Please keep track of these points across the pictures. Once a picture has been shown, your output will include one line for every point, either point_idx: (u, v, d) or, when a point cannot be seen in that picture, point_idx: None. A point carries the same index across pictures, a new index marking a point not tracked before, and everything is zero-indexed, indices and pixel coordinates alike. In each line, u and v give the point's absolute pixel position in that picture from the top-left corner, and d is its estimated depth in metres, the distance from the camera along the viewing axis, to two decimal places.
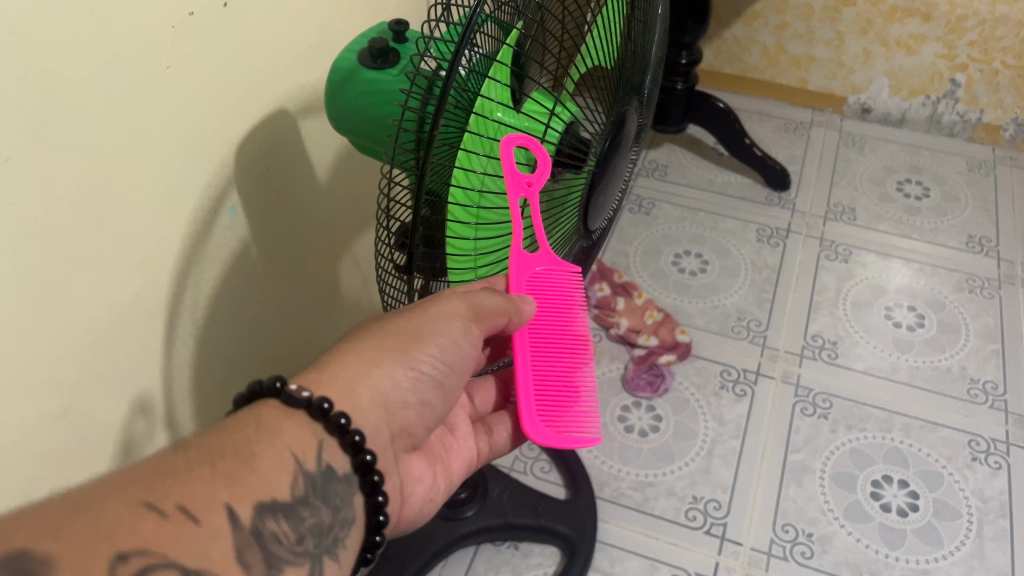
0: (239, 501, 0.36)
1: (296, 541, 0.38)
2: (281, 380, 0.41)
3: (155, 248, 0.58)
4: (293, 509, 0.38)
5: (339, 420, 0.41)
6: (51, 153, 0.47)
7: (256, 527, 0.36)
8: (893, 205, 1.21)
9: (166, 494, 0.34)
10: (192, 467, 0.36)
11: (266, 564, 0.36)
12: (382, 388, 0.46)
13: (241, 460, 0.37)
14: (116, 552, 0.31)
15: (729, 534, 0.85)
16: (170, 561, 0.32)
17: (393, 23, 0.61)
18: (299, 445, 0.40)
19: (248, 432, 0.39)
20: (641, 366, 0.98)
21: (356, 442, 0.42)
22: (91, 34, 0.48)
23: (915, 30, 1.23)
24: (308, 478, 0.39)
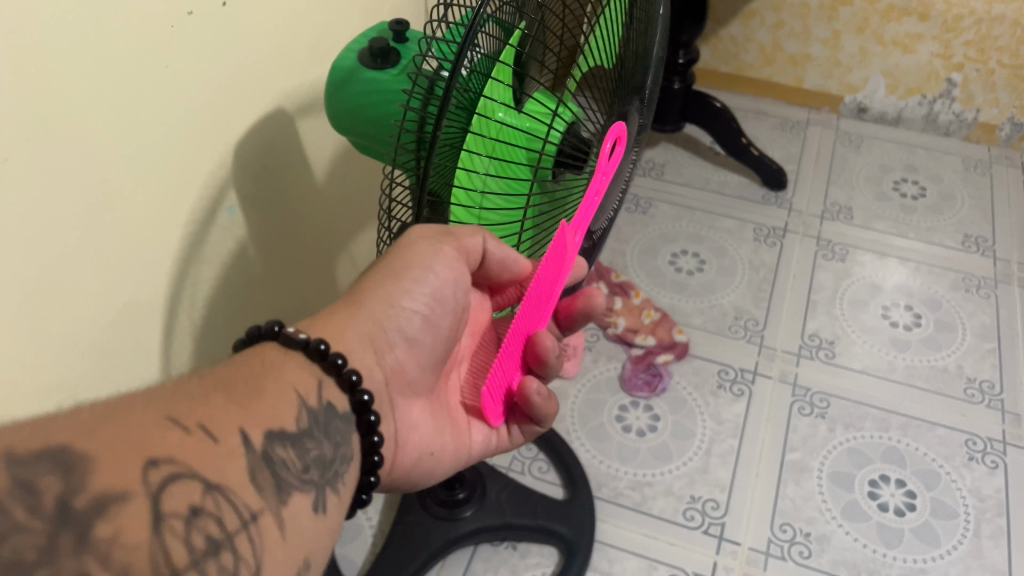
0: (253, 427, 0.36)
1: (303, 470, 0.38)
2: (280, 323, 0.43)
3: (154, 246, 0.58)
4: (299, 439, 0.39)
5: (337, 361, 0.42)
6: (48, 150, 0.47)
7: (267, 452, 0.36)
8: (889, 204, 1.22)
9: (187, 413, 0.34)
10: (208, 392, 0.36)
11: (278, 488, 0.36)
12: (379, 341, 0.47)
13: (249, 391, 0.38)
14: (148, 458, 0.31)
15: (726, 534, 0.85)
16: (194, 472, 0.32)
17: (394, 23, 0.60)
18: (300, 382, 0.41)
19: (252, 366, 0.40)
20: (639, 365, 0.99)
21: (353, 381, 0.43)
22: (89, 33, 0.47)
23: (912, 29, 1.23)
24: (311, 413, 0.40)
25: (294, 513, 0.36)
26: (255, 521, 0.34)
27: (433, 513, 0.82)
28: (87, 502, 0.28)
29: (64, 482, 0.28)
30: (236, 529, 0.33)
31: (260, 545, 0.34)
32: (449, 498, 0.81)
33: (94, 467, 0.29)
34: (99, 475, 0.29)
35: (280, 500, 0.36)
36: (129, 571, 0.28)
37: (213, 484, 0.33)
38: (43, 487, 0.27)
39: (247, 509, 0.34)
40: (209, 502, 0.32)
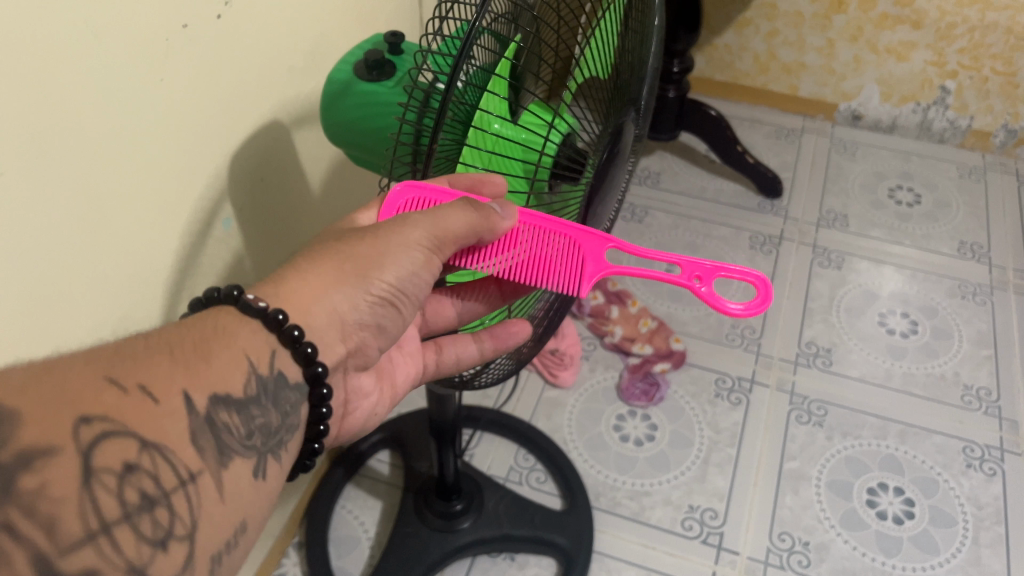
0: (197, 390, 0.35)
1: (246, 435, 0.37)
2: (239, 288, 0.40)
3: (150, 259, 0.58)
4: (245, 407, 0.38)
5: (278, 317, 0.40)
6: (45, 162, 0.47)
7: (210, 416, 0.35)
8: (885, 212, 1.22)
9: (127, 372, 0.32)
10: (153, 351, 0.34)
11: (219, 451, 0.35)
12: (340, 311, 0.44)
13: (198, 354, 0.36)
14: (81, 415, 0.29)
15: (725, 543, 0.85)
16: (129, 430, 0.31)
17: (389, 35, 0.60)
18: (253, 349, 0.39)
19: (206, 329, 0.38)
20: (636, 374, 0.98)
21: (308, 354, 0.41)
22: (83, 47, 0.47)
23: (906, 37, 1.23)
24: (261, 381, 0.39)
25: (233, 475, 0.36)
26: (193, 482, 0.33)
27: (430, 525, 0.82)
28: (13, 454, 0.26)
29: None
30: (171, 489, 0.32)
31: (196, 504, 0.33)
32: (446, 508, 0.81)
33: (23, 422, 0.27)
34: (26, 429, 0.27)
35: (219, 463, 0.35)
36: (57, 525, 0.27)
37: (151, 442, 0.31)
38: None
39: (185, 468, 0.33)
40: (145, 460, 0.31)
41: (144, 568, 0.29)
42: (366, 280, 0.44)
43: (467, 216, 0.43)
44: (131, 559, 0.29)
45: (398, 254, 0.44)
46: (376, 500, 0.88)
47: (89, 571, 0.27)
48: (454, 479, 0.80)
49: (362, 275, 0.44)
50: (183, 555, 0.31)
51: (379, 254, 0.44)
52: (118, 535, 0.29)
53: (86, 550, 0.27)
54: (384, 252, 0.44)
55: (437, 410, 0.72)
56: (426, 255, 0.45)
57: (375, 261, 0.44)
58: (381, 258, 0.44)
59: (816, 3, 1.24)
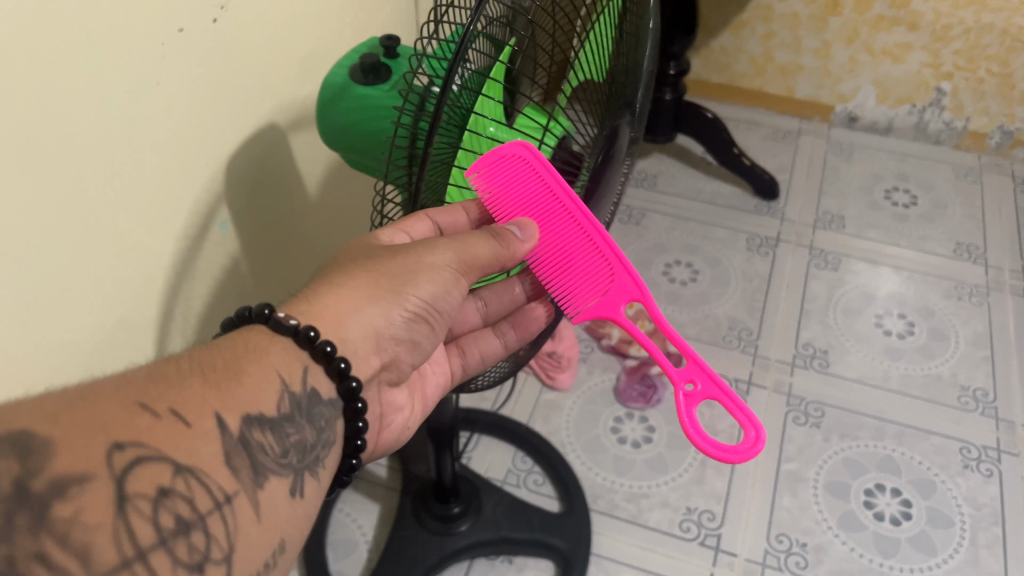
0: (229, 411, 0.35)
1: (281, 454, 0.38)
2: (269, 307, 0.42)
3: (148, 265, 0.58)
4: (280, 425, 0.39)
5: (309, 334, 0.41)
6: (39, 170, 0.47)
7: (244, 436, 0.36)
8: (881, 213, 1.22)
9: (160, 397, 0.33)
10: (185, 374, 0.35)
11: (254, 471, 0.36)
12: (374, 324, 0.46)
13: (230, 374, 0.37)
14: (113, 441, 0.30)
15: (723, 545, 0.85)
16: (163, 455, 0.31)
17: (385, 38, 0.60)
18: (286, 368, 0.40)
19: (238, 350, 0.39)
20: (634, 377, 0.98)
21: (341, 369, 0.42)
22: (78, 52, 0.47)
23: (902, 38, 1.24)
24: (293, 398, 0.40)
25: (269, 494, 0.36)
26: (229, 503, 0.34)
27: (428, 528, 0.82)
28: (46, 484, 0.27)
29: (22, 465, 0.27)
30: (207, 510, 0.32)
31: (234, 526, 0.34)
32: (444, 511, 0.81)
33: (55, 451, 0.28)
34: (59, 458, 0.28)
35: (256, 483, 0.36)
36: (91, 553, 0.27)
37: (184, 466, 0.32)
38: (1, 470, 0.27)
39: (221, 490, 0.33)
40: (179, 484, 0.32)
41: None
42: (399, 294, 0.46)
43: (491, 245, 0.47)
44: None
45: (426, 269, 0.47)
46: (373, 503, 0.88)
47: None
48: (451, 482, 0.80)
49: (394, 290, 0.46)
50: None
51: (408, 269, 0.47)
52: (154, 560, 0.29)
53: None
54: (414, 266, 0.47)
55: (435, 413, 0.72)
56: (454, 269, 0.47)
57: (405, 275, 0.47)
58: (410, 272, 0.47)
59: (812, 4, 1.25)
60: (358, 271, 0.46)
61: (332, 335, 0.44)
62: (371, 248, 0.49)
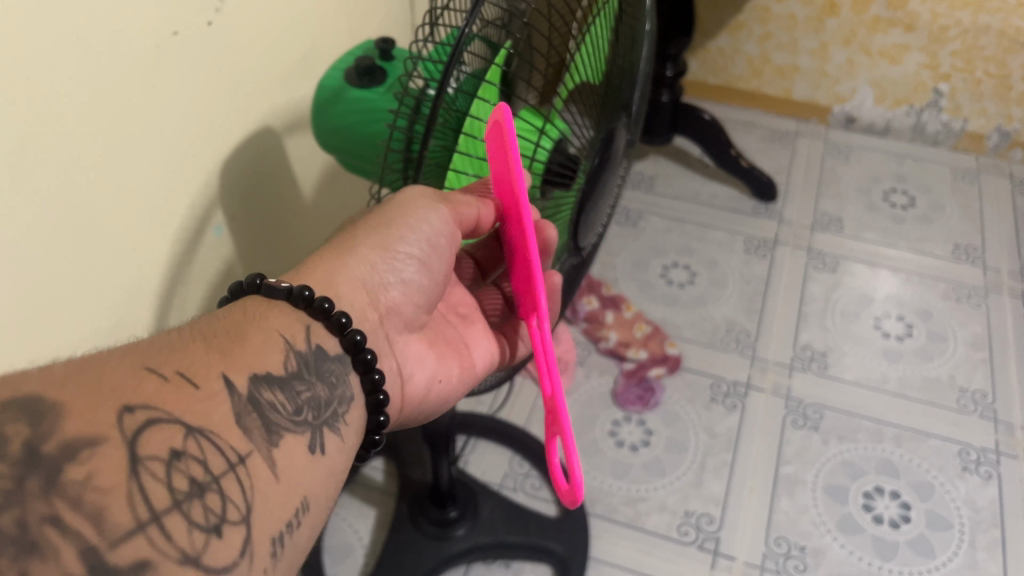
0: (236, 373, 0.36)
1: (295, 411, 0.39)
2: (259, 275, 0.43)
3: (142, 267, 0.58)
4: (287, 383, 0.39)
5: (305, 293, 0.42)
6: (32, 170, 0.46)
7: (252, 395, 0.36)
8: (879, 214, 1.22)
9: (165, 362, 0.34)
10: (188, 342, 0.36)
11: (267, 430, 0.36)
12: (364, 281, 0.47)
13: (233, 340, 0.38)
14: (122, 405, 0.30)
15: (721, 549, 0.85)
16: (173, 417, 0.32)
17: (380, 40, 0.60)
18: (287, 329, 0.41)
19: (239, 316, 0.40)
20: (631, 380, 0.98)
21: (342, 323, 0.43)
22: (72, 53, 0.46)
23: (898, 40, 1.23)
24: (300, 356, 0.41)
25: (286, 452, 0.37)
26: (243, 464, 0.34)
27: (425, 533, 0.81)
28: (57, 447, 0.28)
29: (31, 428, 0.28)
30: (221, 472, 0.32)
31: (250, 487, 0.34)
32: (441, 516, 0.81)
33: (64, 414, 0.29)
34: (69, 422, 0.29)
35: (269, 442, 0.36)
36: (105, 517, 0.27)
37: (194, 428, 0.33)
38: (9, 433, 0.27)
39: (233, 452, 0.34)
40: (191, 446, 0.32)
41: (199, 555, 0.30)
42: (385, 244, 0.48)
43: None
44: (184, 548, 0.29)
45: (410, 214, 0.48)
46: (370, 508, 0.88)
47: (145, 562, 0.28)
48: (448, 486, 0.79)
49: (386, 247, 0.47)
50: (240, 538, 0.32)
51: (392, 218, 0.48)
52: (170, 520, 0.29)
53: (137, 539, 0.28)
54: (398, 211, 0.48)
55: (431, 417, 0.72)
56: (441, 212, 0.48)
57: (387, 223, 0.48)
58: (395, 219, 0.48)
59: (809, 6, 1.24)
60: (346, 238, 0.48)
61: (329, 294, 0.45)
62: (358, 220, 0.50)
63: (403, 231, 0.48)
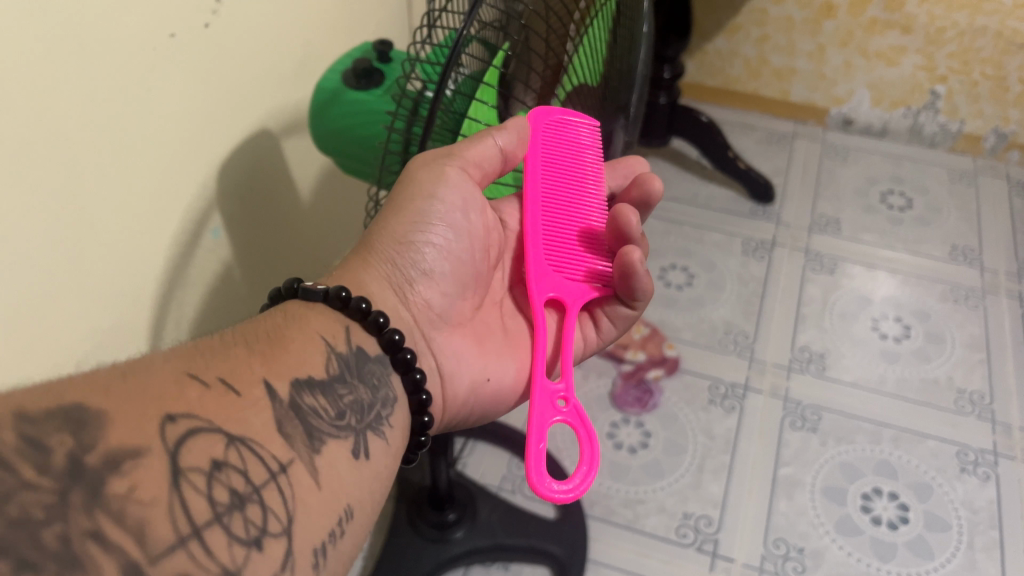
0: (277, 378, 0.37)
1: (337, 416, 0.40)
2: (297, 279, 0.44)
3: (141, 269, 0.58)
4: (331, 387, 0.40)
5: (342, 294, 0.44)
6: (31, 176, 0.46)
7: (294, 401, 0.37)
8: (877, 216, 1.22)
9: (207, 368, 0.35)
10: (230, 347, 0.37)
11: (308, 436, 0.37)
12: (393, 280, 0.49)
13: (275, 342, 0.40)
14: (165, 413, 0.31)
15: (720, 550, 0.84)
16: (215, 426, 0.33)
17: (377, 43, 0.60)
18: (328, 330, 0.42)
19: (278, 319, 0.42)
20: (630, 382, 0.99)
21: (380, 323, 0.44)
22: (69, 54, 0.46)
23: (895, 42, 1.24)
24: (341, 359, 0.42)
25: (328, 459, 0.37)
26: (284, 474, 0.34)
27: (423, 535, 0.81)
28: (99, 459, 0.28)
29: (75, 439, 0.28)
30: (262, 482, 0.33)
31: (291, 496, 0.34)
32: (439, 518, 0.81)
33: (107, 424, 0.29)
34: (112, 433, 0.29)
35: (311, 449, 0.37)
36: (146, 532, 0.28)
37: (236, 437, 0.33)
38: (55, 444, 0.27)
39: (274, 461, 0.34)
40: (232, 456, 0.32)
41: (238, 569, 0.30)
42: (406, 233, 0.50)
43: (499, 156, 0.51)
44: (224, 563, 0.30)
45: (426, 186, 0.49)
46: None
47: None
48: (446, 489, 0.79)
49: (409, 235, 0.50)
50: (281, 551, 0.32)
51: (410, 201, 0.49)
52: (209, 536, 0.30)
53: (178, 555, 0.28)
54: (411, 188, 0.49)
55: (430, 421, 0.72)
56: (456, 169, 0.50)
57: (404, 208, 0.50)
58: (412, 200, 0.49)
59: (806, 8, 1.25)
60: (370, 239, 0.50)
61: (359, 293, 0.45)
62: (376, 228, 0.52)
63: (421, 205, 0.49)
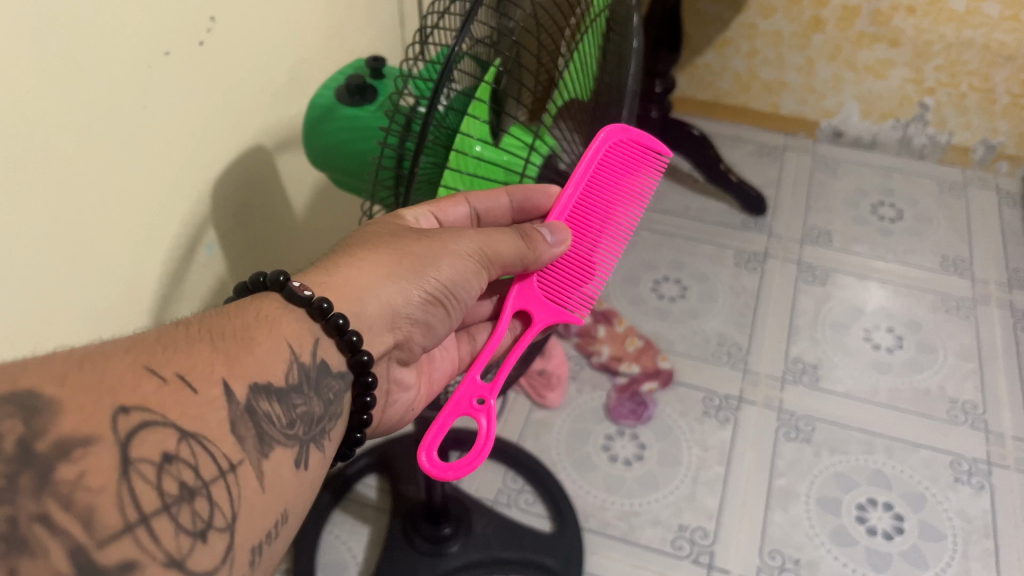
0: (236, 379, 0.36)
1: (288, 424, 0.39)
2: (285, 274, 0.42)
3: (129, 284, 0.57)
4: (286, 395, 0.39)
5: (323, 305, 0.42)
6: (24, 189, 0.46)
7: (250, 405, 0.36)
8: (868, 228, 1.23)
9: (167, 361, 0.34)
10: (194, 342, 0.36)
11: (259, 440, 0.36)
12: (393, 304, 0.47)
13: (241, 343, 0.38)
14: (119, 405, 0.31)
15: (716, 562, 0.84)
16: (169, 421, 0.32)
17: (371, 60, 0.61)
18: (296, 337, 0.41)
19: (249, 317, 0.40)
20: (624, 395, 0.98)
21: (353, 342, 0.43)
22: (64, 73, 0.47)
23: (883, 55, 1.25)
24: (303, 368, 0.41)
25: (274, 464, 0.37)
26: (233, 472, 0.34)
27: (419, 549, 0.81)
28: (50, 445, 0.28)
29: (25, 425, 0.28)
30: (211, 478, 0.33)
31: (237, 494, 0.34)
32: (434, 532, 0.81)
33: (61, 411, 0.29)
34: (65, 420, 0.29)
35: (260, 453, 0.36)
36: (94, 518, 0.28)
37: (189, 432, 0.33)
38: (6, 431, 0.27)
39: (225, 458, 0.34)
40: (184, 450, 0.32)
41: (184, 558, 0.30)
42: (421, 277, 0.48)
43: (517, 244, 0.49)
44: (171, 551, 0.30)
45: (453, 258, 0.49)
46: (363, 525, 0.87)
47: (131, 563, 0.28)
48: (441, 502, 0.79)
49: (415, 273, 0.48)
50: (223, 545, 0.32)
51: (434, 263, 0.48)
52: (157, 524, 0.29)
53: (125, 541, 0.28)
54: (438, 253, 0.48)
55: (424, 434, 0.72)
56: (480, 264, 0.50)
57: (430, 261, 0.48)
58: (438, 260, 0.48)
59: (795, 22, 1.26)
60: (382, 249, 0.47)
61: (350, 307, 0.44)
62: (392, 229, 0.49)
63: (439, 267, 0.48)
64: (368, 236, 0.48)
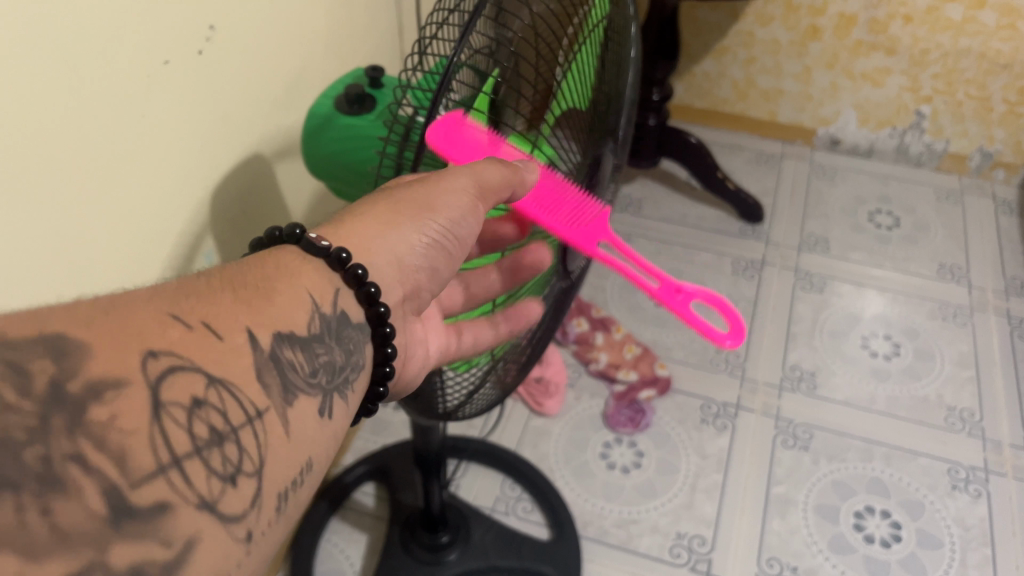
0: (262, 328, 0.32)
1: (311, 373, 0.35)
2: (301, 226, 0.39)
3: (124, 259, 0.56)
4: (309, 345, 0.35)
5: (342, 255, 0.39)
6: (22, 203, 0.46)
7: (276, 353, 0.33)
8: (865, 235, 1.23)
9: (191, 309, 0.30)
10: (215, 290, 0.32)
11: (285, 389, 0.32)
12: (396, 251, 0.44)
13: (261, 293, 0.34)
14: (147, 349, 0.27)
15: (714, 570, 0.84)
16: (197, 365, 0.29)
17: (371, 69, 0.61)
18: (316, 288, 0.37)
19: (269, 268, 0.37)
20: (621, 402, 0.98)
21: (371, 294, 0.39)
22: (61, 83, 0.47)
23: (881, 63, 1.25)
24: (325, 320, 0.37)
25: (301, 412, 0.33)
26: (260, 419, 0.30)
27: (417, 558, 0.81)
28: (83, 386, 0.25)
29: (56, 366, 0.24)
30: (241, 424, 0.29)
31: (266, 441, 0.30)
32: (432, 540, 0.81)
33: (93, 354, 0.26)
34: (96, 361, 0.25)
35: (287, 400, 0.32)
36: (128, 457, 0.25)
37: (217, 379, 0.29)
38: (36, 371, 0.24)
39: (252, 405, 0.30)
40: (212, 396, 0.29)
41: (215, 501, 0.27)
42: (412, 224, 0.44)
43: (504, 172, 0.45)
44: (202, 494, 0.26)
45: (444, 196, 0.45)
46: (362, 533, 0.87)
47: (163, 505, 0.25)
48: (440, 510, 0.79)
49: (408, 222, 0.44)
50: (252, 490, 0.29)
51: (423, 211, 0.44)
52: (189, 468, 0.26)
53: (157, 482, 0.25)
54: (422, 202, 0.44)
55: (421, 442, 0.72)
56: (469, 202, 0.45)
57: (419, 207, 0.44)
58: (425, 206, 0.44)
59: (792, 30, 1.26)
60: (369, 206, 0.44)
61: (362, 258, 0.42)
62: (375, 195, 0.46)
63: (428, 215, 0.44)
64: (358, 203, 0.45)
